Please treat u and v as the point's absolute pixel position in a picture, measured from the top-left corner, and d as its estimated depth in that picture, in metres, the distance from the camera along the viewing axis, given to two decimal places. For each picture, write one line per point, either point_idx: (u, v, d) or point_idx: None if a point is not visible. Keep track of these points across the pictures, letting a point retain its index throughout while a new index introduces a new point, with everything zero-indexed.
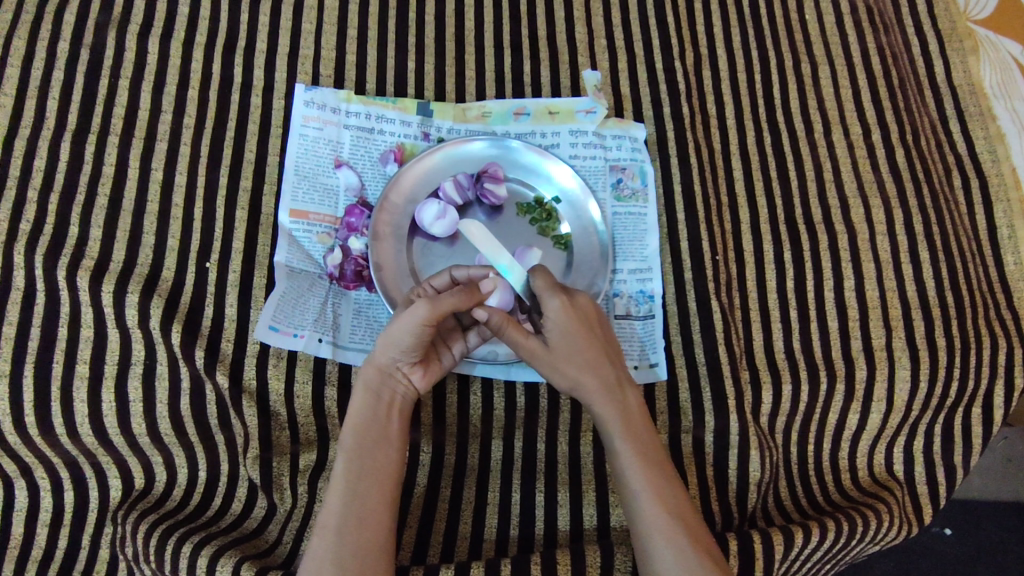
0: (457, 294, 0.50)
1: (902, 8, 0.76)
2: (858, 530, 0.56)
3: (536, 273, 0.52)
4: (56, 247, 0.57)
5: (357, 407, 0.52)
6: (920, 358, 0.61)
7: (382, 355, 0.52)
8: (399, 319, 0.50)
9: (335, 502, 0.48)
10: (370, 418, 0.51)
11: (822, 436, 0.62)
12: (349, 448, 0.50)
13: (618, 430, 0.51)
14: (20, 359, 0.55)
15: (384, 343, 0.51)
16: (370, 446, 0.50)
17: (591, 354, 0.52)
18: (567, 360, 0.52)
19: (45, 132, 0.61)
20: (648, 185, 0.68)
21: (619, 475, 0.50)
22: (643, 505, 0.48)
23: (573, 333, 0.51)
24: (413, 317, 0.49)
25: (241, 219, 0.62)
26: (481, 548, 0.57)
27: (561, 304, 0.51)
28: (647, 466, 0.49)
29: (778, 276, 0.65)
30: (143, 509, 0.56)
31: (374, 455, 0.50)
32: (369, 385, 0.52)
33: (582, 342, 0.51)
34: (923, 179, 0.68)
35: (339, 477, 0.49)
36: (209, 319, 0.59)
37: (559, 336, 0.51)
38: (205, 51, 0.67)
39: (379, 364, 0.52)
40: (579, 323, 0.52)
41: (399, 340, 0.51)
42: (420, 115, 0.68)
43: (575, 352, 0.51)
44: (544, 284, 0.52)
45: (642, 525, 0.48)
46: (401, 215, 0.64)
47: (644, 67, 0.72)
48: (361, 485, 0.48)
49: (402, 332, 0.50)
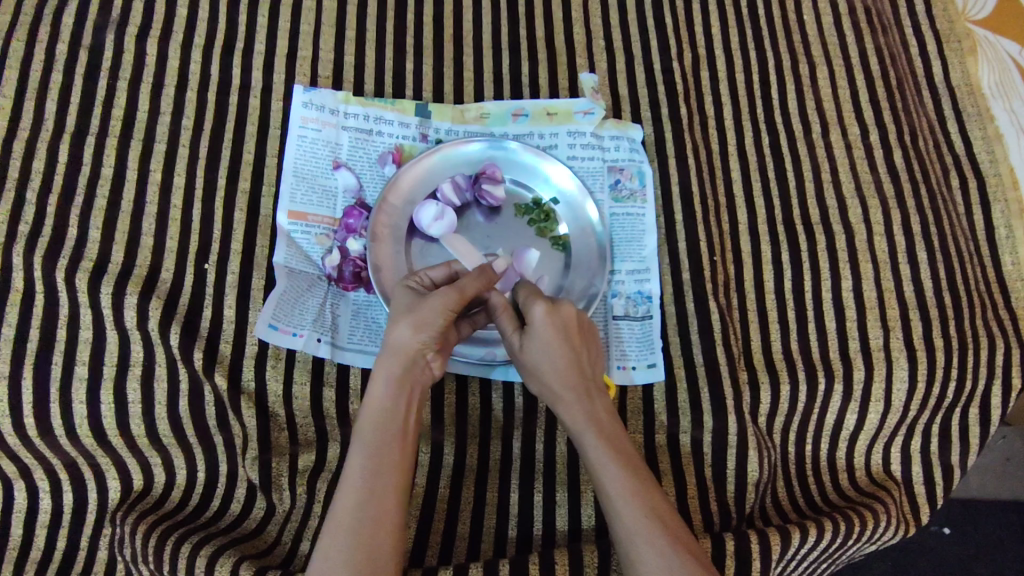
0: (478, 279, 0.53)
1: (900, 7, 0.76)
2: (855, 530, 0.56)
3: (522, 287, 0.55)
4: (55, 249, 0.57)
5: (380, 396, 0.50)
6: (917, 358, 0.61)
7: (410, 340, 0.50)
8: (430, 303, 0.51)
9: (347, 499, 0.46)
10: (392, 409, 0.49)
11: (819, 436, 0.62)
12: (370, 440, 0.48)
13: (590, 436, 0.51)
14: (19, 360, 0.55)
15: (412, 327, 0.50)
16: (389, 439, 0.48)
17: (565, 361, 0.52)
18: (539, 367, 0.53)
19: (43, 133, 0.61)
20: (646, 186, 0.68)
21: (597, 481, 0.50)
22: (626, 508, 0.48)
23: (549, 342, 0.52)
24: (443, 302, 0.51)
25: (239, 221, 0.62)
26: (479, 548, 0.57)
27: (543, 310, 0.52)
28: (630, 474, 0.49)
29: (776, 277, 0.65)
30: (142, 511, 0.55)
31: (390, 449, 0.48)
32: (392, 372, 0.50)
33: (558, 351, 0.52)
34: (921, 181, 0.68)
35: (356, 470, 0.47)
36: (208, 319, 0.59)
37: (535, 342, 0.53)
38: (203, 52, 0.67)
39: (406, 349, 0.50)
40: (557, 332, 0.53)
41: (428, 324, 0.50)
42: (418, 117, 0.68)
43: (549, 361, 0.52)
44: (527, 295, 0.54)
45: (621, 530, 0.48)
46: (400, 215, 0.64)
47: (642, 69, 0.72)
48: (377, 480, 0.47)
49: (433, 316, 0.50)
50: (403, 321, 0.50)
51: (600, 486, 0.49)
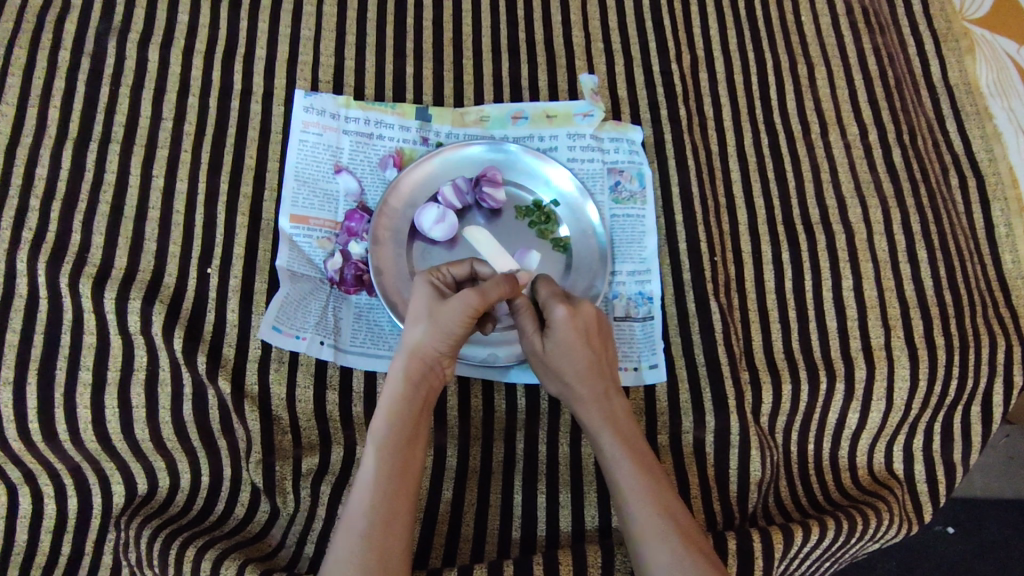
0: (501, 283, 0.52)
1: (897, 8, 0.76)
2: (858, 528, 0.56)
3: (541, 282, 0.55)
4: (58, 256, 0.57)
5: (394, 397, 0.50)
6: (917, 355, 0.61)
7: (427, 345, 0.51)
8: (450, 307, 0.50)
9: (363, 500, 0.46)
10: (406, 411, 0.49)
11: (821, 434, 0.62)
12: (384, 443, 0.48)
13: (609, 438, 0.51)
14: (22, 367, 0.55)
15: (432, 332, 0.51)
16: (405, 442, 0.48)
17: (585, 366, 0.53)
18: (561, 369, 0.53)
19: (47, 140, 0.61)
20: (646, 187, 0.68)
21: (612, 482, 0.50)
22: (643, 509, 0.48)
23: (571, 344, 0.53)
24: (463, 306, 0.50)
25: (242, 225, 0.63)
26: (483, 549, 0.57)
27: (565, 313, 0.52)
28: (649, 474, 0.50)
29: (776, 276, 0.65)
30: (146, 514, 0.56)
31: (405, 452, 0.48)
32: (410, 377, 0.50)
33: (580, 354, 0.53)
34: (919, 179, 0.68)
35: (369, 471, 0.47)
36: (211, 324, 0.59)
37: (557, 345, 0.53)
38: (204, 59, 0.68)
39: (425, 353, 0.51)
40: (579, 336, 0.53)
41: (447, 329, 0.51)
42: (418, 120, 0.69)
43: (570, 362, 0.53)
44: (547, 293, 0.54)
45: (637, 527, 0.48)
46: (401, 218, 0.64)
47: (640, 70, 0.72)
48: (392, 483, 0.47)
49: (451, 322, 0.51)
50: (421, 325, 0.51)
51: (619, 484, 0.49)
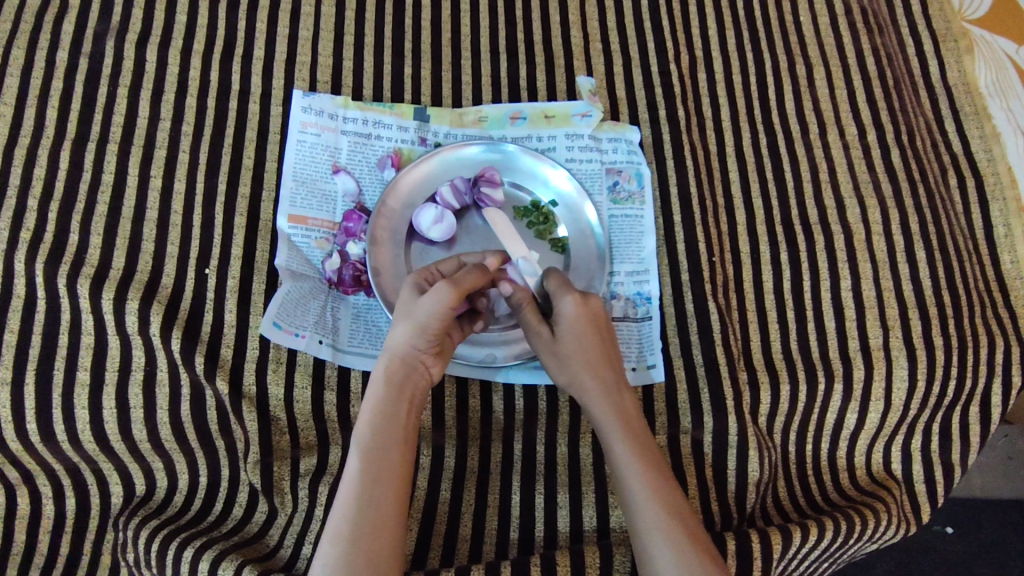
0: (473, 273, 0.52)
1: (896, 8, 0.76)
2: (856, 529, 0.56)
3: (550, 275, 0.55)
4: (56, 256, 0.57)
5: (376, 399, 0.49)
6: (916, 356, 0.61)
7: (406, 344, 0.50)
8: (424, 304, 0.50)
9: (348, 503, 0.46)
10: (389, 412, 0.49)
11: (819, 435, 0.62)
12: (367, 445, 0.48)
13: (616, 431, 0.51)
14: (21, 367, 0.55)
15: (409, 331, 0.50)
16: (388, 443, 0.48)
17: (595, 355, 0.52)
18: (571, 356, 0.52)
19: (45, 141, 0.61)
20: (644, 187, 0.68)
21: (619, 476, 0.50)
22: (646, 506, 0.48)
23: (581, 331, 0.52)
24: (437, 301, 0.50)
25: (240, 226, 0.63)
26: (481, 549, 0.57)
27: (574, 302, 0.53)
28: (651, 470, 0.49)
29: (775, 277, 0.65)
30: (145, 515, 0.56)
31: (389, 453, 0.48)
32: (391, 378, 0.50)
33: (589, 343, 0.52)
34: (918, 180, 0.68)
35: (353, 474, 0.47)
36: (208, 324, 0.59)
37: (567, 333, 0.53)
38: (202, 59, 0.68)
39: (404, 353, 0.50)
40: (588, 325, 0.53)
41: (424, 325, 0.50)
42: (416, 121, 0.69)
43: (581, 350, 0.52)
44: (556, 284, 0.54)
45: (641, 524, 0.48)
46: (399, 218, 0.64)
47: (639, 71, 0.72)
48: (377, 485, 0.47)
49: (427, 318, 0.50)
50: (399, 324, 0.51)
51: (624, 479, 0.49)
